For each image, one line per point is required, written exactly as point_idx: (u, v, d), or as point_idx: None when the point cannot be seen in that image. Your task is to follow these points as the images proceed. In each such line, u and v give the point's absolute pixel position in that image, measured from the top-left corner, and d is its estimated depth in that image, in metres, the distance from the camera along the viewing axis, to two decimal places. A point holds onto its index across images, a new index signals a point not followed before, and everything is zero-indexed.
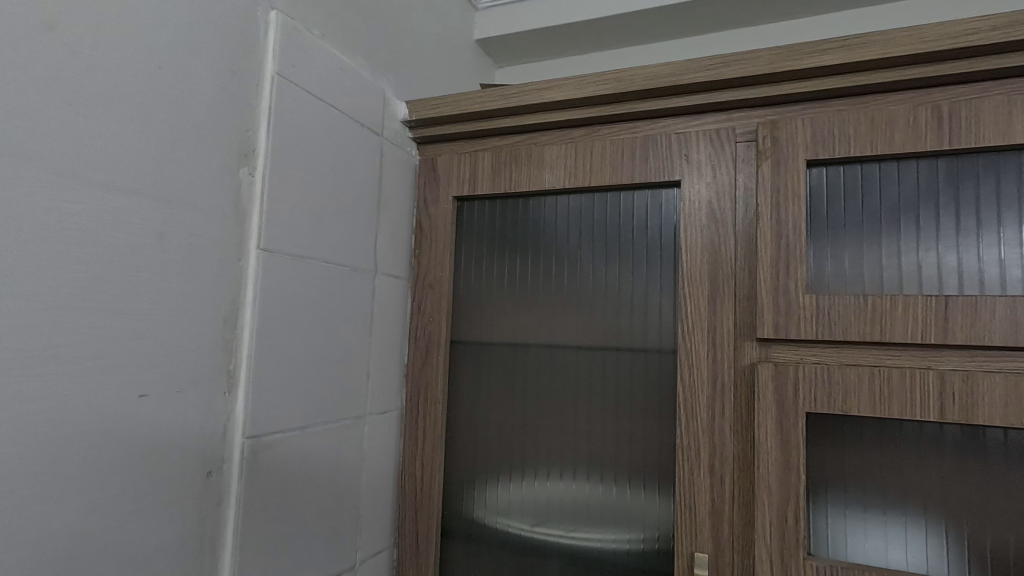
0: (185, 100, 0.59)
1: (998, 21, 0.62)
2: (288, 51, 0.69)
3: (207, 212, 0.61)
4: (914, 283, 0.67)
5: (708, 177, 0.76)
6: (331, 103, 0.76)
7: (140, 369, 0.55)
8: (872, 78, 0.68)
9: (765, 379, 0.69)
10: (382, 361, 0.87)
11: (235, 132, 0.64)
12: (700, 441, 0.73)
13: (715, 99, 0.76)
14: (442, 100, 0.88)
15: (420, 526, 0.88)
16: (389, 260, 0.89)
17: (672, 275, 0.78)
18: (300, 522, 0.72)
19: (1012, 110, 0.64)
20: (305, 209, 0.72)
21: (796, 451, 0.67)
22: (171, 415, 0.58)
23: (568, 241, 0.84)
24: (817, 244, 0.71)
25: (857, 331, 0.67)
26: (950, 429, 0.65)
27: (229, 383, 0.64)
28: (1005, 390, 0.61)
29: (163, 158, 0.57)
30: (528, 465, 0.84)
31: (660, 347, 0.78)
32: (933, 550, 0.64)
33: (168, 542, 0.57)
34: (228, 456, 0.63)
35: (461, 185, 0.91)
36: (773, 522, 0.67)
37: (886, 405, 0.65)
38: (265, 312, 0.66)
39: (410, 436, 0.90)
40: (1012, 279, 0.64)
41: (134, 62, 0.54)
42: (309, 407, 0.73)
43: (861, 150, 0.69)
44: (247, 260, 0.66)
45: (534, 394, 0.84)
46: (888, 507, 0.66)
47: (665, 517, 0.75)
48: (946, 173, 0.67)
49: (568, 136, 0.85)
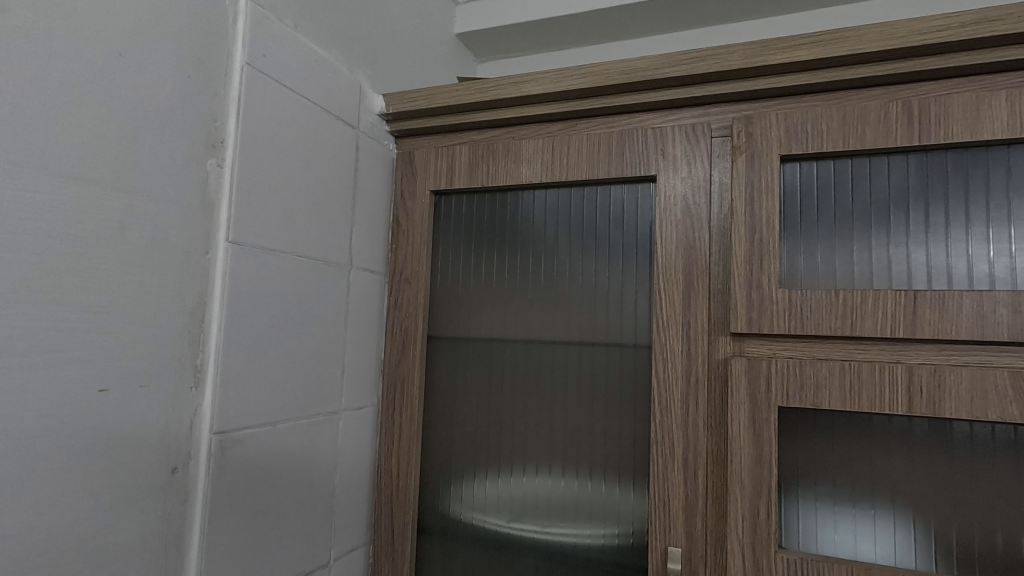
0: (148, 89, 0.57)
1: (966, 18, 0.62)
2: (258, 41, 0.68)
3: (172, 204, 0.60)
4: (884, 278, 0.68)
5: (683, 172, 0.76)
6: (303, 93, 0.75)
7: (100, 363, 0.53)
8: (844, 74, 0.69)
9: (738, 373, 0.69)
10: (357, 356, 0.86)
11: (202, 121, 0.63)
12: (674, 435, 0.73)
13: (691, 94, 0.76)
14: (418, 93, 0.87)
15: (396, 522, 0.87)
16: (365, 255, 0.88)
17: (647, 270, 0.78)
18: (270, 519, 0.71)
19: (979, 108, 0.64)
20: (278, 202, 0.71)
21: (768, 445, 0.68)
22: (134, 409, 0.56)
23: (545, 236, 0.84)
24: (790, 238, 0.72)
25: (828, 325, 0.67)
26: (919, 422, 0.65)
27: (196, 377, 0.62)
28: (971, 383, 0.61)
29: (125, 147, 0.55)
30: (504, 460, 0.84)
31: (635, 341, 0.78)
32: (900, 542, 0.65)
33: (131, 540, 0.56)
34: (194, 452, 0.62)
35: (438, 178, 0.90)
36: (746, 516, 0.68)
37: (856, 399, 0.65)
38: (233, 305, 0.65)
39: (386, 432, 0.90)
40: (978, 274, 0.64)
41: (94, 48, 0.53)
42: (281, 402, 0.72)
43: (834, 145, 0.69)
44: (215, 253, 0.64)
45: (511, 388, 0.84)
46: (857, 500, 0.67)
47: (639, 512, 0.76)
48: (918, 169, 0.68)
49: (545, 130, 0.85)
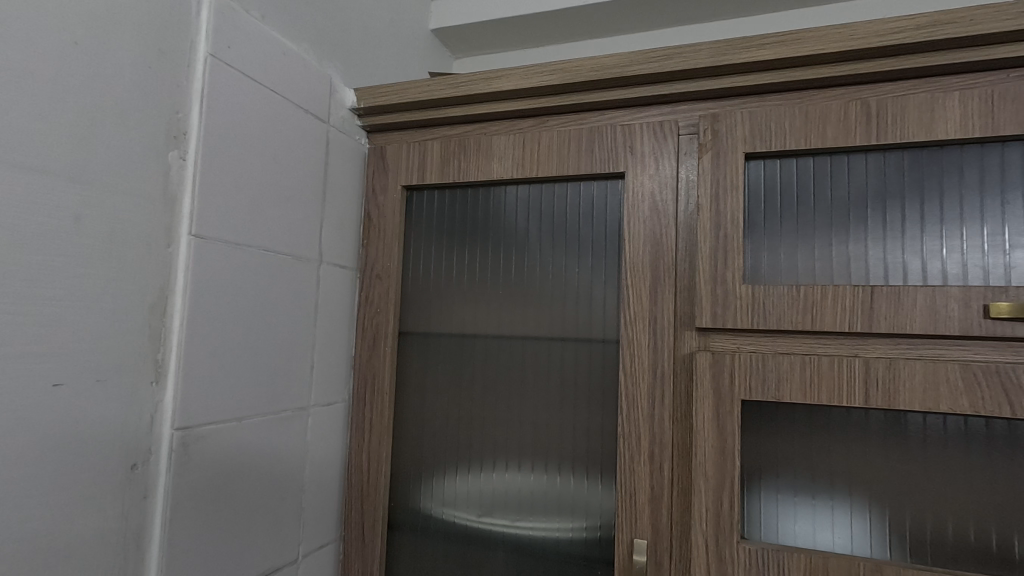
0: (107, 78, 0.56)
1: (921, 20, 0.64)
2: (223, 31, 0.67)
3: (131, 196, 0.59)
4: (844, 274, 0.69)
5: (651, 168, 0.77)
6: (269, 85, 0.74)
7: (53, 357, 0.52)
8: (805, 74, 0.70)
9: (702, 368, 0.71)
10: (327, 351, 0.86)
11: (164, 113, 0.62)
12: (641, 430, 0.74)
13: (658, 92, 0.76)
14: (389, 87, 0.87)
15: (366, 517, 0.87)
16: (335, 250, 0.87)
17: (616, 264, 0.79)
18: (234, 516, 0.70)
19: (934, 108, 0.66)
20: (243, 195, 0.70)
21: (731, 436, 0.69)
22: (90, 406, 0.55)
23: (517, 231, 0.84)
24: (754, 236, 0.73)
25: (790, 320, 0.68)
26: (875, 414, 0.67)
27: (157, 373, 0.62)
28: (923, 376, 0.63)
29: (82, 136, 0.54)
30: (474, 456, 0.84)
31: (604, 337, 0.79)
32: (857, 532, 0.66)
33: (87, 539, 0.55)
34: (155, 449, 0.61)
35: (410, 173, 0.90)
36: (709, 508, 0.69)
37: (816, 392, 0.67)
38: (197, 298, 0.64)
39: (357, 427, 0.89)
40: (932, 271, 0.66)
41: (45, 36, 0.51)
42: (246, 399, 0.71)
43: (796, 143, 0.71)
44: (178, 245, 0.63)
45: (481, 384, 0.84)
46: (816, 491, 0.68)
47: (607, 505, 0.76)
48: (877, 168, 0.69)
49: (516, 127, 0.85)
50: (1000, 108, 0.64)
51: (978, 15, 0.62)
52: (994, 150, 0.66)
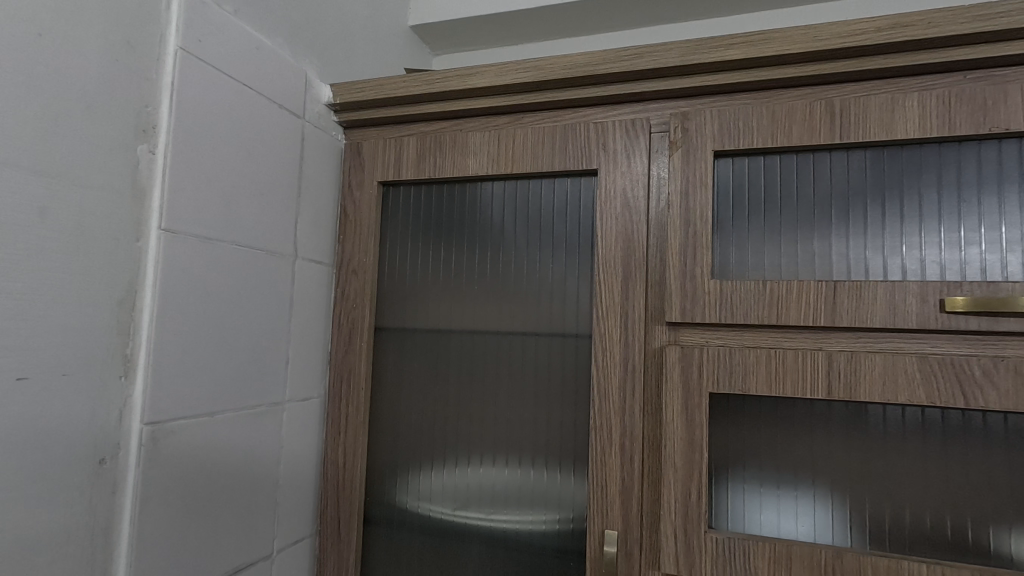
0: (73, 70, 0.56)
1: (882, 23, 0.65)
2: (194, 25, 0.67)
3: (98, 190, 0.59)
4: (808, 270, 0.71)
5: (623, 165, 0.78)
6: (242, 80, 0.74)
7: (18, 350, 0.52)
8: (772, 74, 0.71)
9: (672, 361, 0.72)
10: (302, 347, 0.86)
11: (132, 106, 0.62)
12: (612, 422, 0.75)
13: (630, 90, 0.77)
14: (365, 83, 0.87)
15: (342, 512, 0.88)
16: (310, 245, 0.87)
17: (589, 259, 0.80)
18: (206, 510, 0.70)
19: (894, 108, 0.68)
20: (216, 190, 0.70)
21: (699, 428, 0.70)
22: (56, 399, 0.55)
23: (492, 228, 0.85)
24: (723, 234, 0.74)
25: (757, 314, 0.70)
26: (838, 406, 0.69)
27: (126, 367, 0.62)
28: (883, 369, 0.65)
29: (47, 129, 0.54)
30: (450, 450, 0.84)
31: (577, 332, 0.80)
32: (820, 520, 0.68)
33: (54, 532, 0.55)
34: (123, 443, 0.61)
35: (387, 169, 0.90)
36: (678, 498, 0.70)
37: (781, 385, 0.68)
38: (168, 293, 0.64)
39: (333, 422, 0.90)
40: (892, 268, 0.68)
41: (9, 28, 0.51)
42: (219, 393, 0.72)
43: (764, 141, 0.72)
44: (148, 240, 0.63)
45: (457, 378, 0.85)
46: (781, 481, 0.70)
47: (580, 498, 0.78)
48: (841, 167, 0.71)
49: (491, 123, 0.86)
50: (957, 108, 0.66)
51: (935, 18, 0.64)
52: (952, 150, 0.68)
